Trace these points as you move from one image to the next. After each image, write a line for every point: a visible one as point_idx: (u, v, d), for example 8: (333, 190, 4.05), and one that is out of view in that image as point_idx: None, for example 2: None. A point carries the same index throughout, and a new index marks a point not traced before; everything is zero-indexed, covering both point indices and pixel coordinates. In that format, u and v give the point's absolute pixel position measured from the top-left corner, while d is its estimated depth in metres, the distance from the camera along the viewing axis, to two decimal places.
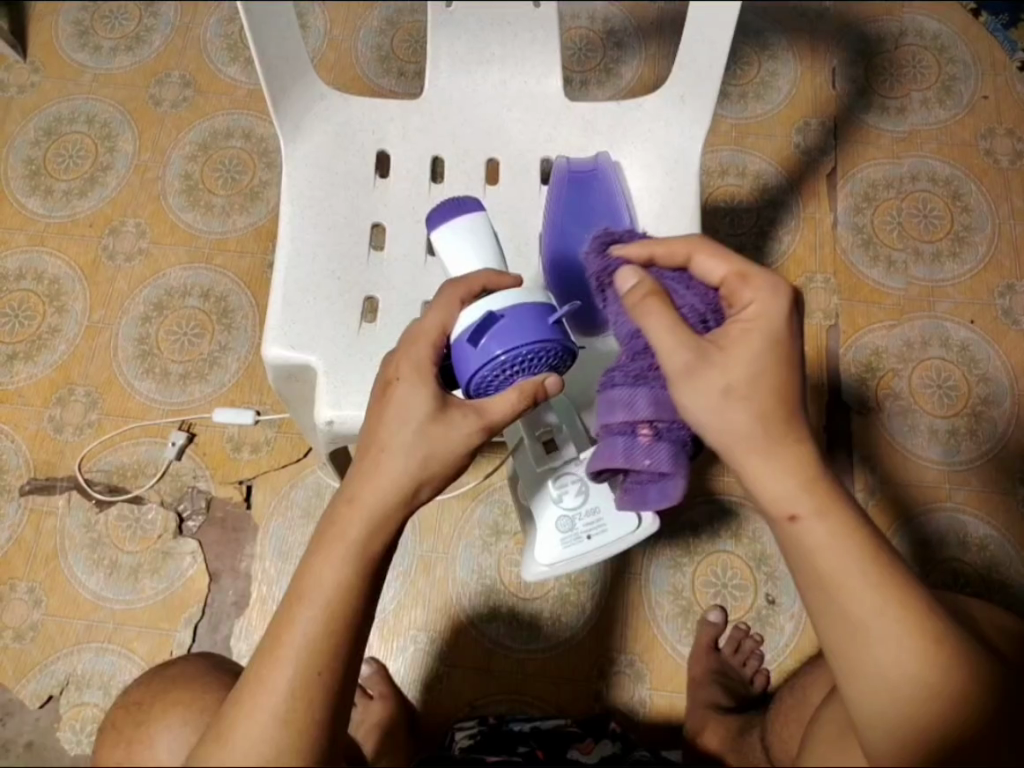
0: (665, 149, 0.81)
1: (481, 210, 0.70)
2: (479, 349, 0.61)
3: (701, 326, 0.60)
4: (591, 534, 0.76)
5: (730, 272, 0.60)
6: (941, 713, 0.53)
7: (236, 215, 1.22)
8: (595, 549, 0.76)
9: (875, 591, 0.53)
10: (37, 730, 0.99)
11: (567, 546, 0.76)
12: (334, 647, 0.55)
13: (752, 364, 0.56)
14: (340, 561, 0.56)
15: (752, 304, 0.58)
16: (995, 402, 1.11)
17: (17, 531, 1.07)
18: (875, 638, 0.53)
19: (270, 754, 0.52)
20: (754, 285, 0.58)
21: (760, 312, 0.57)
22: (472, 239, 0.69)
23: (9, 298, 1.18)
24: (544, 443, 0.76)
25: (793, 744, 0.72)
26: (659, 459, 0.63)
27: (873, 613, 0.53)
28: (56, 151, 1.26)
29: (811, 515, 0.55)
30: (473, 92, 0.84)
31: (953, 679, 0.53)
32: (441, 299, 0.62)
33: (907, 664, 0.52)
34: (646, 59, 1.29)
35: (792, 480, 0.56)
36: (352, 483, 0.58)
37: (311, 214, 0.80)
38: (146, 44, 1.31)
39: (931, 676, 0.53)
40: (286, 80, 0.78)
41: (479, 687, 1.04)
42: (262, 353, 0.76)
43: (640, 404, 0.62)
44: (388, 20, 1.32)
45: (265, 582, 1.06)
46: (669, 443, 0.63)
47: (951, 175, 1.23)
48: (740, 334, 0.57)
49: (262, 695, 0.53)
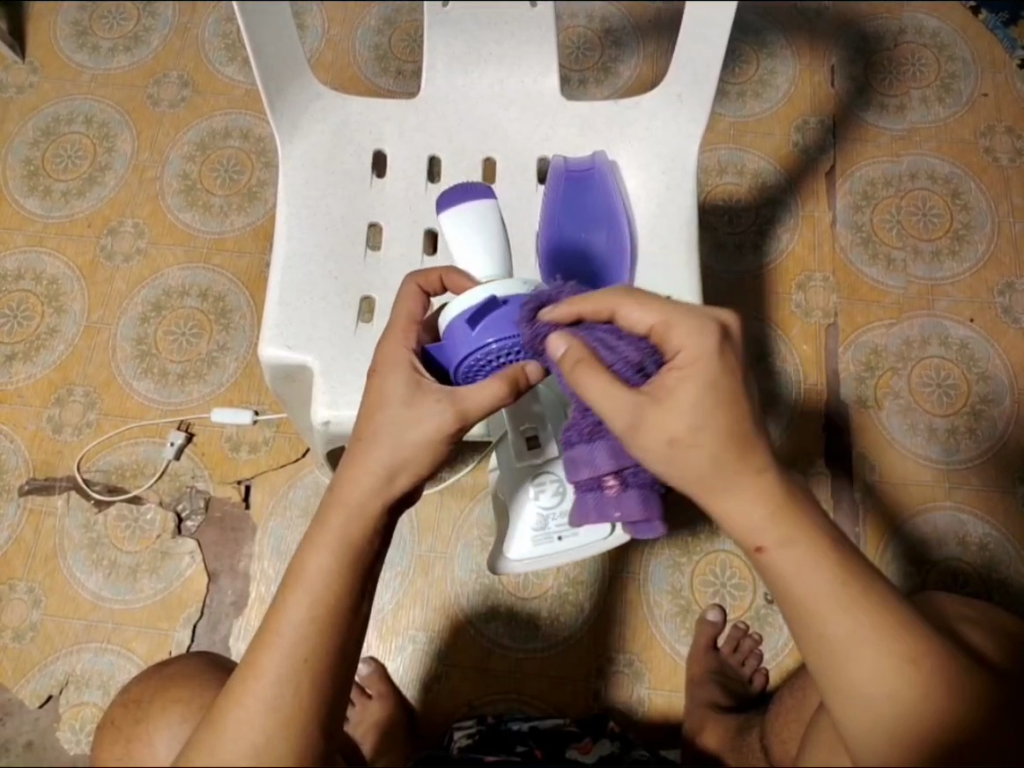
0: (663, 148, 0.81)
1: (491, 198, 0.69)
2: (465, 340, 0.61)
3: (639, 377, 0.57)
4: (561, 535, 0.79)
5: (657, 313, 0.55)
6: (930, 721, 0.51)
7: (234, 215, 1.22)
8: (563, 551, 0.80)
9: (850, 607, 0.52)
10: (37, 730, 0.99)
11: (536, 544, 0.80)
12: (326, 640, 0.54)
13: (694, 414, 0.52)
14: (336, 558, 0.56)
15: (681, 347, 0.54)
16: (994, 401, 1.11)
17: (17, 531, 1.08)
18: (853, 659, 0.51)
19: (260, 744, 0.51)
20: (681, 326, 0.54)
21: (692, 358, 0.53)
22: (479, 225, 0.68)
23: (8, 298, 1.18)
24: (527, 439, 0.76)
25: (793, 745, 0.71)
26: (628, 507, 0.66)
27: (847, 635, 0.51)
28: (54, 151, 1.26)
29: (777, 545, 0.53)
30: (471, 92, 0.84)
31: (936, 685, 0.52)
32: (409, 292, 0.66)
33: (885, 681, 0.51)
34: (645, 57, 1.28)
35: (759, 512, 0.53)
36: (346, 479, 0.58)
37: (308, 214, 0.80)
38: (145, 44, 1.31)
39: (914, 688, 0.51)
40: (283, 79, 0.78)
41: (478, 686, 1.04)
42: (260, 353, 0.76)
43: (601, 459, 0.65)
44: (386, 19, 1.32)
45: (264, 581, 1.06)
46: (637, 487, 0.66)
47: (951, 174, 1.22)
48: (675, 384, 0.53)
49: (253, 685, 0.53)
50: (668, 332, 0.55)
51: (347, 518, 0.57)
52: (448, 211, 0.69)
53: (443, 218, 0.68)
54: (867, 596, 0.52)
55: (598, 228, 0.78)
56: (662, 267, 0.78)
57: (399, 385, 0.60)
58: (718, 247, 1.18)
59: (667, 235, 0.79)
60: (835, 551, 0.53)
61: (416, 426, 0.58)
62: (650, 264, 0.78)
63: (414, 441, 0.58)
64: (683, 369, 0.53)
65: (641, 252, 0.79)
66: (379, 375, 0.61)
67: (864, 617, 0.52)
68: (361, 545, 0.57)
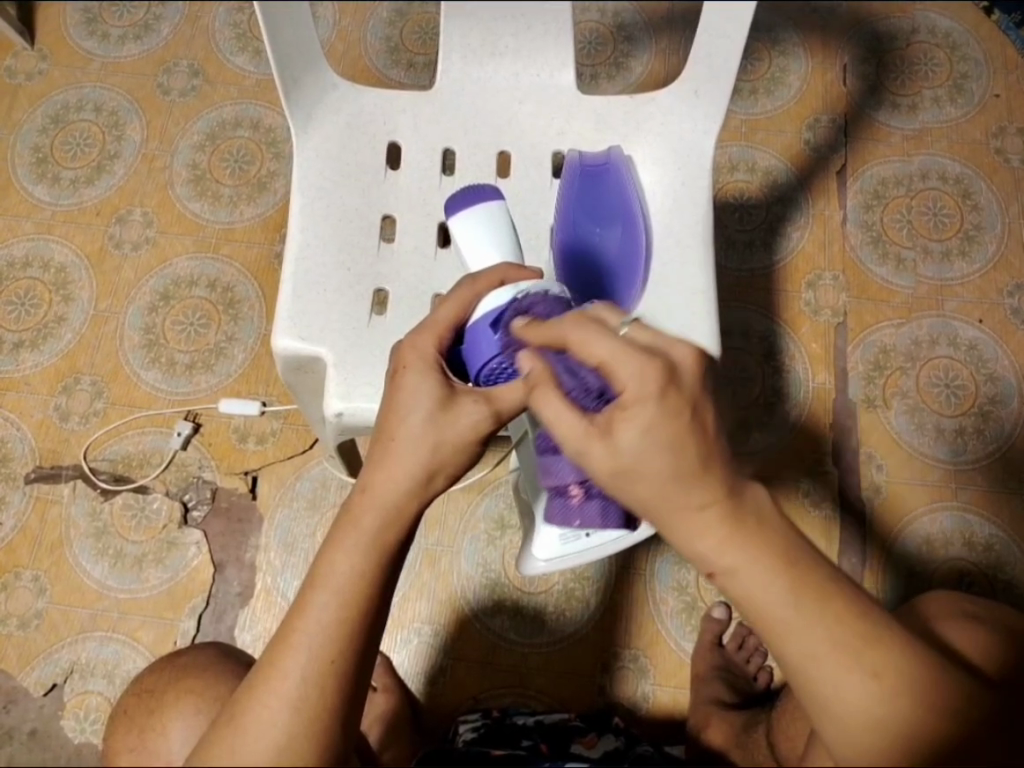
0: (678, 145, 0.81)
1: (500, 199, 0.71)
2: (489, 339, 0.61)
3: (595, 405, 0.54)
4: (589, 530, 0.76)
5: (606, 349, 0.48)
6: (914, 724, 0.48)
7: (244, 206, 1.22)
8: (594, 545, 0.76)
9: (810, 628, 0.47)
10: (41, 719, 0.99)
11: (566, 542, 0.77)
12: (351, 639, 0.54)
13: (629, 457, 0.47)
14: (364, 556, 0.55)
15: (623, 385, 0.47)
16: (1001, 402, 1.11)
17: (23, 519, 1.07)
18: (824, 686, 0.47)
19: (283, 740, 0.51)
20: (625, 362, 0.47)
21: (628, 395, 0.47)
22: (490, 228, 0.69)
23: (16, 286, 1.18)
24: None
25: (799, 741, 0.70)
26: (589, 516, 0.74)
27: (812, 659, 0.47)
28: (63, 138, 1.25)
29: (725, 573, 0.48)
30: (487, 85, 0.84)
31: (912, 689, 0.48)
32: (458, 291, 0.62)
33: (870, 690, 0.47)
34: (658, 53, 1.28)
35: (710, 541, 0.47)
36: (375, 473, 0.57)
37: (323, 206, 0.79)
38: (155, 32, 1.31)
39: (889, 700, 0.47)
40: (297, 70, 0.77)
41: (482, 679, 1.04)
42: (273, 344, 0.76)
43: (565, 470, 0.72)
44: (398, 10, 1.31)
45: (270, 573, 1.06)
46: (598, 497, 0.74)
47: (962, 174, 1.22)
48: (619, 421, 0.47)
49: (276, 683, 0.52)
50: (613, 367, 0.47)
51: (378, 518, 0.56)
52: (457, 214, 0.69)
53: (453, 220, 0.69)
54: (828, 610, 0.47)
55: (612, 226, 0.77)
56: (677, 262, 0.78)
57: (429, 384, 0.59)
58: (728, 244, 1.18)
59: (682, 231, 0.79)
60: (809, 557, 0.48)
61: (452, 425, 0.58)
62: (664, 259, 0.78)
63: (451, 441, 0.58)
64: (626, 408, 0.47)
65: (656, 248, 0.79)
66: (406, 374, 0.59)
67: (823, 632, 0.47)
68: (388, 544, 0.56)
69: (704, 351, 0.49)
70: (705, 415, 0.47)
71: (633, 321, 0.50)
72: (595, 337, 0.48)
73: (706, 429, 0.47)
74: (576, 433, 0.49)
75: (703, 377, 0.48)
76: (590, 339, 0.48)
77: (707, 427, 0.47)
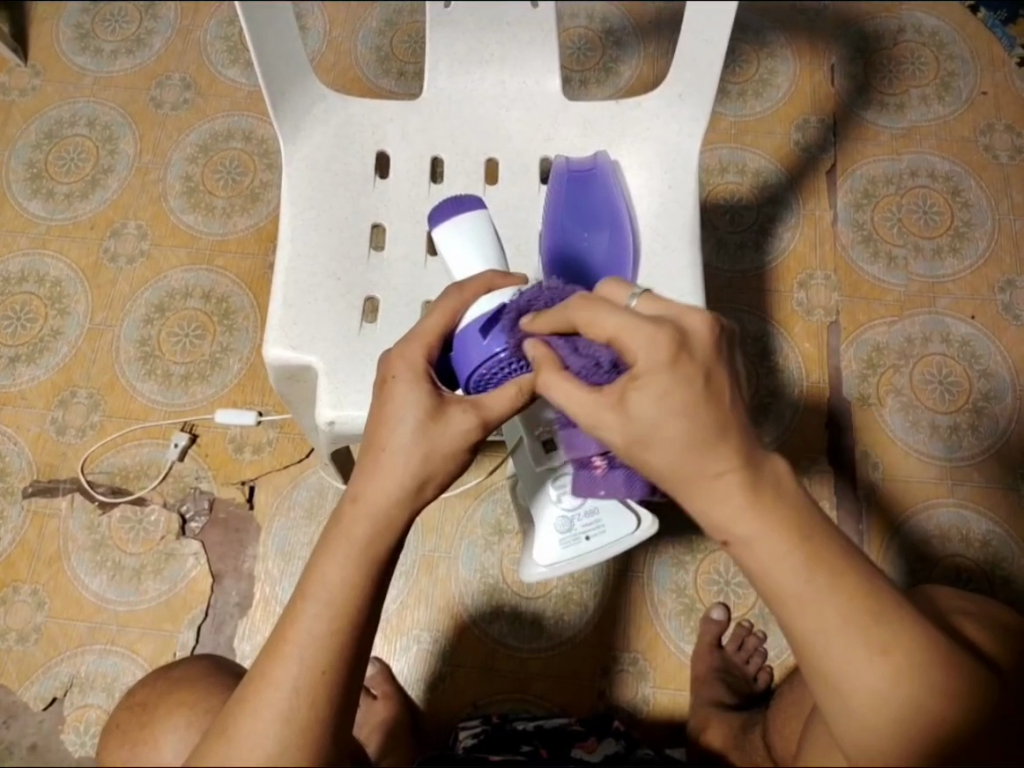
0: (664, 148, 0.81)
1: (481, 207, 0.71)
2: (542, 296, 0.62)
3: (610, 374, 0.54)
4: (589, 535, 0.77)
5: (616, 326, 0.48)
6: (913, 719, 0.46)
7: (237, 216, 1.23)
8: (592, 550, 0.77)
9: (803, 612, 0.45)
10: (41, 733, 0.99)
11: (564, 548, 0.77)
12: (344, 648, 0.54)
13: (635, 428, 0.48)
14: (354, 566, 0.55)
15: (635, 355, 0.47)
16: (996, 398, 1.11)
17: (20, 533, 1.08)
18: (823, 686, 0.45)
19: (274, 752, 0.51)
20: (633, 334, 0.47)
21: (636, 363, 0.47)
22: (474, 238, 0.69)
23: (12, 301, 1.19)
24: (542, 443, 0.75)
25: (792, 741, 0.69)
26: (615, 485, 0.69)
27: None
28: (56, 154, 1.26)
29: (741, 543, 0.47)
30: (473, 93, 0.84)
31: (909, 680, 0.46)
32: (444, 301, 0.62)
33: (871, 690, 0.45)
34: (646, 58, 1.29)
35: (736, 503, 0.47)
36: (367, 483, 0.57)
37: (312, 216, 0.80)
38: (148, 46, 1.32)
39: (904, 685, 0.45)
40: (286, 84, 0.78)
41: (481, 686, 1.04)
42: (264, 354, 0.76)
43: (585, 442, 0.67)
44: (387, 20, 1.32)
45: (267, 582, 1.06)
46: (622, 468, 0.68)
47: (951, 171, 1.23)
48: (634, 391, 0.47)
49: (267, 694, 0.52)
50: (623, 338, 0.48)
51: (370, 527, 0.56)
52: (440, 225, 0.70)
53: (436, 231, 0.69)
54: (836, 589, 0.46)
55: (600, 229, 0.78)
56: (663, 266, 0.78)
57: (419, 395, 0.59)
58: (719, 245, 1.19)
59: (669, 233, 0.79)
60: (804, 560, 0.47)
61: (443, 435, 0.58)
62: (652, 260, 0.79)
63: (444, 449, 0.58)
64: (637, 379, 0.47)
65: (644, 251, 0.79)
66: (396, 384, 0.59)
67: (833, 610, 0.45)
68: (384, 554, 0.56)
69: (719, 322, 0.49)
70: (719, 380, 0.47)
71: (640, 293, 0.51)
72: (604, 313, 0.49)
73: (719, 402, 0.47)
74: (587, 404, 0.49)
75: (716, 348, 0.48)
76: (601, 314, 0.49)
77: (723, 392, 0.47)
